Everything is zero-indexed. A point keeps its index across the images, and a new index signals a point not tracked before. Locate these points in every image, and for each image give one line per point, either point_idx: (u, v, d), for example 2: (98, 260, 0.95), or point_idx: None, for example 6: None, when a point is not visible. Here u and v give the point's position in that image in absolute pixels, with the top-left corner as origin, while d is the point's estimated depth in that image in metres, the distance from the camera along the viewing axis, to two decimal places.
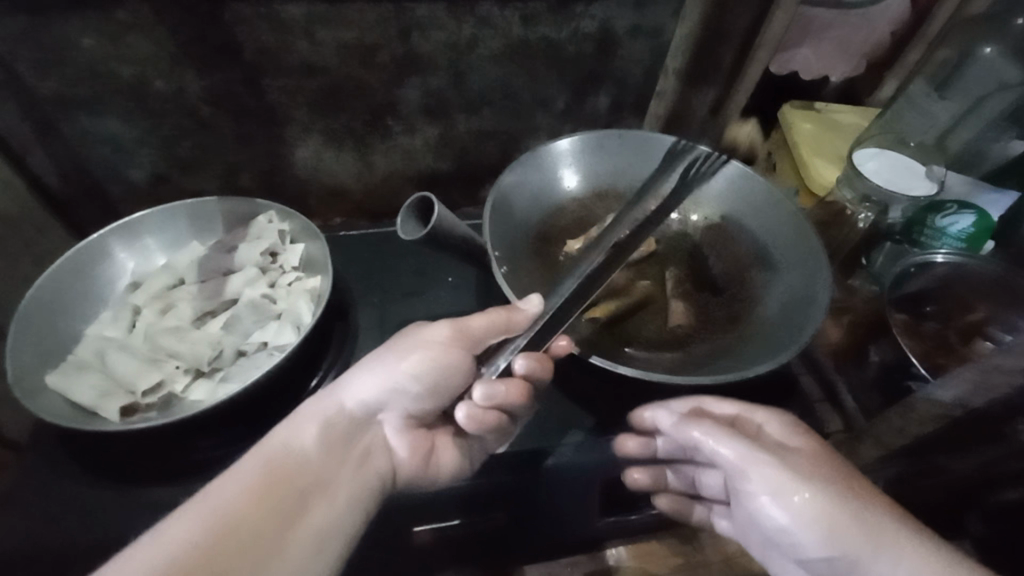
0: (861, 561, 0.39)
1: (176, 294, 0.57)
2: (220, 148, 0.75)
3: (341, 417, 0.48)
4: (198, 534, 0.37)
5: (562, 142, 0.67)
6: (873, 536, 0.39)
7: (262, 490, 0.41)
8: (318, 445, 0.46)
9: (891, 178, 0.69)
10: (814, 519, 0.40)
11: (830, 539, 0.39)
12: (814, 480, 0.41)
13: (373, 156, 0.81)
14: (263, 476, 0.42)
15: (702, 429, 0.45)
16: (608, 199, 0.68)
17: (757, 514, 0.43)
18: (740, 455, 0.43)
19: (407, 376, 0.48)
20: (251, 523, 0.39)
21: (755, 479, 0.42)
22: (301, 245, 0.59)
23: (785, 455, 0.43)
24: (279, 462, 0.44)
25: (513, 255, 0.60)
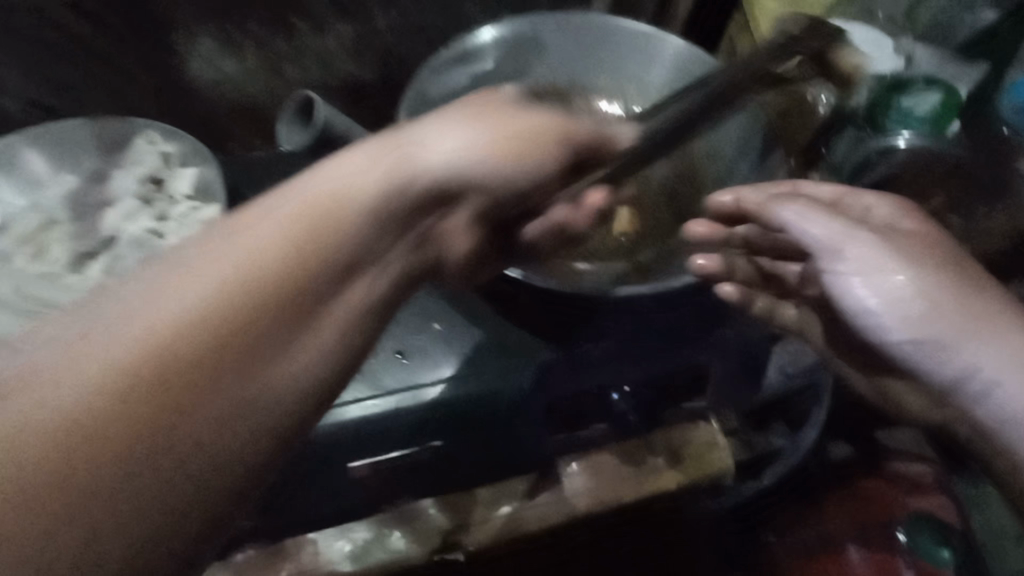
0: (953, 344, 0.42)
1: (48, 236, 0.49)
2: (100, 63, 0.64)
3: (359, 208, 0.32)
4: (187, 307, 0.26)
5: (483, 33, 0.58)
6: (982, 321, 0.41)
7: (211, 319, 0.26)
8: (271, 282, 0.28)
9: (863, 51, 0.62)
10: (903, 297, 0.43)
11: (920, 322, 0.42)
12: (911, 264, 0.43)
13: (283, 67, 0.70)
14: (297, 220, 0.30)
15: (796, 210, 0.46)
16: (549, 96, 0.59)
17: (840, 296, 0.46)
18: (839, 231, 0.45)
19: (460, 151, 0.38)
20: (227, 314, 0.26)
21: (847, 253, 0.44)
22: (192, 169, 0.51)
23: (890, 237, 0.44)
24: (204, 284, 0.27)
25: None
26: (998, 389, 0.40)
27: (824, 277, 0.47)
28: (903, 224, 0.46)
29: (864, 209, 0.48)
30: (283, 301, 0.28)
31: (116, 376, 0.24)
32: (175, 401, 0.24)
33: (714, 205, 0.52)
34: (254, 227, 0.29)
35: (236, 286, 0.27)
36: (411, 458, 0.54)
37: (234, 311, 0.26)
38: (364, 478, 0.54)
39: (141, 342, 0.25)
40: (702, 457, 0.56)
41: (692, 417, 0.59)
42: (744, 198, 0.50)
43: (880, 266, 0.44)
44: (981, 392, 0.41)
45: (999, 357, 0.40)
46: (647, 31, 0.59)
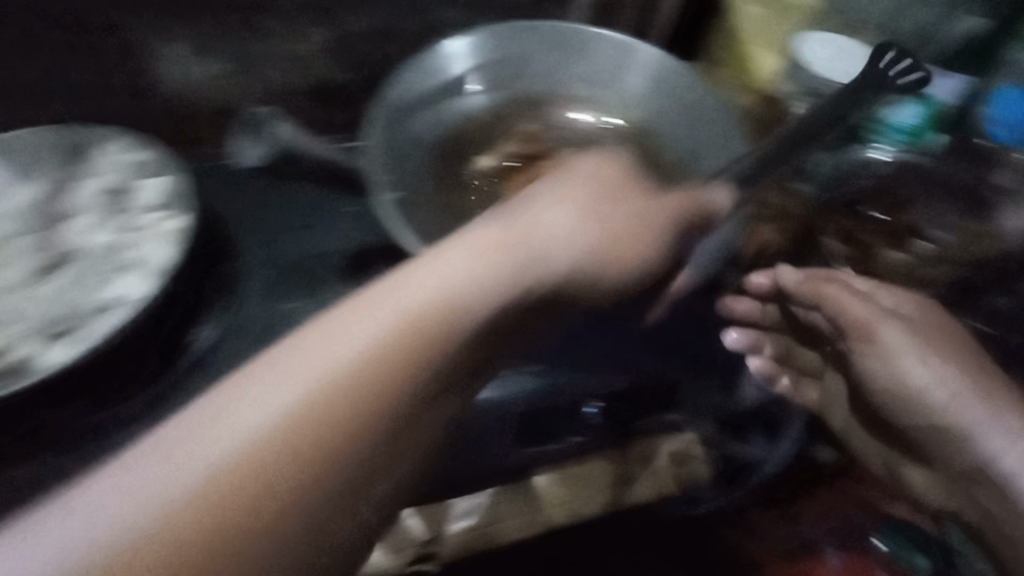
0: (980, 429, 0.49)
1: (13, 248, 0.49)
2: (63, 67, 0.61)
3: (432, 320, 0.32)
4: (279, 428, 0.27)
5: (457, 39, 0.57)
6: (992, 406, 0.49)
7: (296, 441, 0.27)
8: (290, 454, 0.27)
9: (834, 67, 0.64)
10: (942, 382, 0.53)
11: (967, 410, 0.50)
12: (936, 353, 0.54)
13: (256, 69, 0.69)
14: (393, 341, 0.31)
15: (837, 286, 0.59)
16: (521, 105, 0.61)
17: (878, 373, 0.57)
18: (871, 313, 0.57)
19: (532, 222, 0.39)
20: (332, 438, 0.28)
21: (903, 348, 0.55)
22: (153, 179, 0.51)
23: (911, 324, 0.56)
24: (284, 422, 0.28)
25: (407, 175, 0.52)
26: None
27: (850, 340, 0.59)
28: (947, 325, 0.57)
29: (889, 303, 0.58)
30: (342, 440, 0.28)
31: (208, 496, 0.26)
32: (291, 500, 0.27)
33: (679, 281, 0.55)
34: (213, 415, 0.27)
35: (305, 419, 0.28)
36: None
37: (290, 443, 0.27)
38: None
39: (218, 482, 0.26)
40: (678, 465, 0.59)
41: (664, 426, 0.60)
42: (688, 276, 0.55)
43: (918, 354, 0.54)
44: (999, 478, 0.47)
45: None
46: (623, 39, 0.59)
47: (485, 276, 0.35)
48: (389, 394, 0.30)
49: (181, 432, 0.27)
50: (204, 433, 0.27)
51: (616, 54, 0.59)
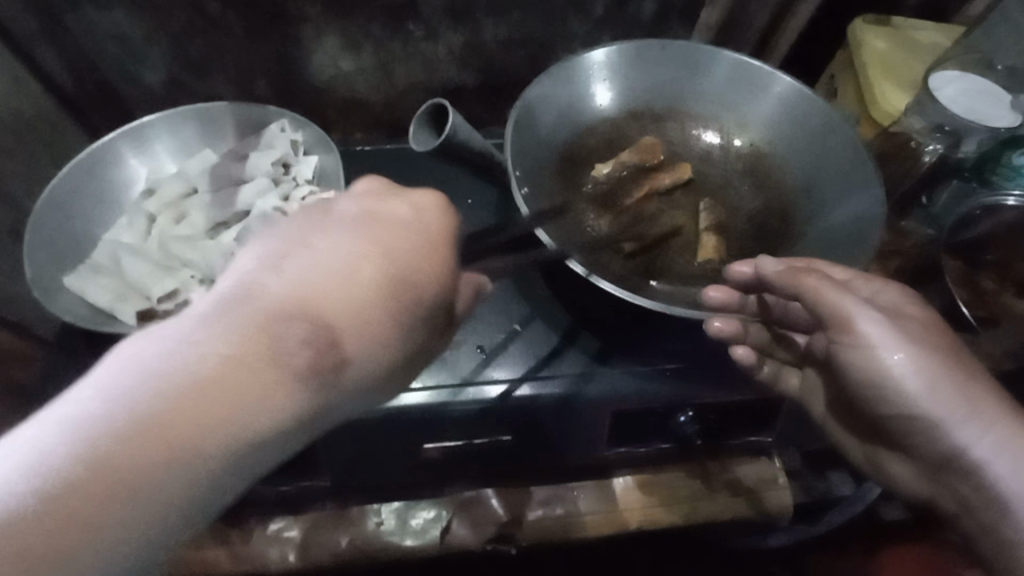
0: (949, 423, 0.41)
1: (189, 203, 0.57)
2: (233, 50, 0.69)
3: (325, 300, 0.31)
4: (107, 434, 0.25)
5: (595, 52, 0.61)
6: (968, 400, 0.41)
7: (99, 464, 0.24)
8: (110, 460, 0.24)
9: (969, 106, 0.61)
10: (908, 374, 0.42)
11: (923, 393, 0.42)
12: (911, 342, 0.42)
13: (393, 65, 0.75)
14: (231, 360, 0.28)
15: (817, 278, 0.43)
16: (645, 119, 0.63)
17: (845, 365, 0.45)
18: (845, 309, 0.43)
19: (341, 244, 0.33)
20: (153, 452, 0.25)
21: (859, 333, 0.43)
22: (315, 157, 0.58)
23: (894, 318, 0.43)
24: (193, 372, 0.27)
25: (535, 174, 0.56)
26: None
27: (833, 344, 0.45)
28: (906, 308, 0.44)
29: (868, 292, 0.45)
30: (240, 393, 0.27)
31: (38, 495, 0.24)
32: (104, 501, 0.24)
33: (731, 274, 0.47)
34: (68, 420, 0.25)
35: (223, 380, 0.27)
36: (476, 447, 0.55)
37: (222, 407, 0.27)
38: (432, 459, 0.55)
39: (123, 429, 0.25)
40: (761, 489, 0.61)
41: (752, 452, 0.61)
42: (761, 271, 0.45)
43: (885, 345, 0.42)
44: (970, 470, 0.41)
45: (1002, 436, 0.40)
46: (756, 65, 0.60)
47: (323, 297, 0.31)
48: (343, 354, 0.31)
49: (139, 376, 0.26)
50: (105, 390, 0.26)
51: (746, 80, 0.61)
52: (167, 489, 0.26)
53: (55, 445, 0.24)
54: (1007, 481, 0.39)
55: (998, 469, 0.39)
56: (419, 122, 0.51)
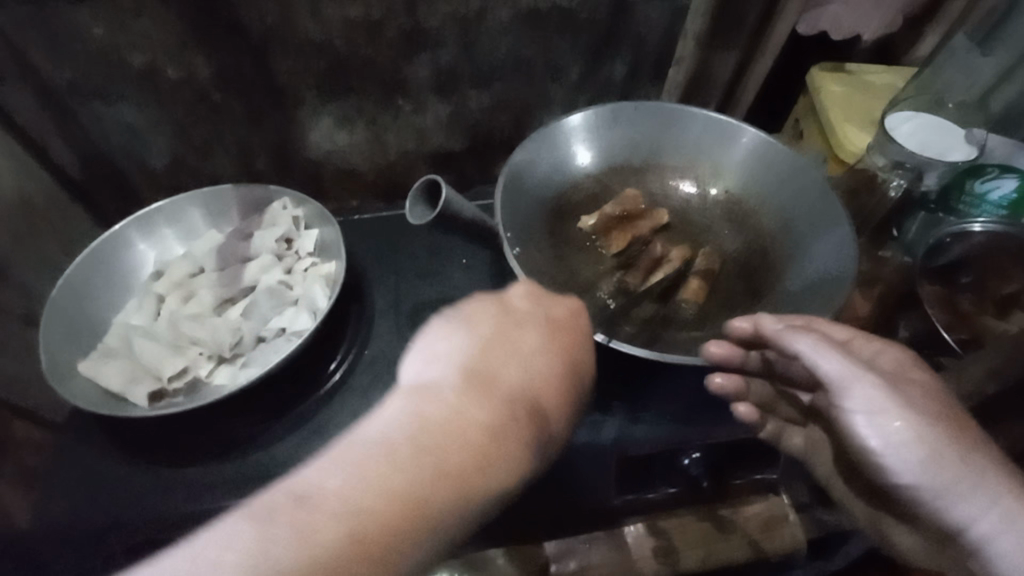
0: (952, 497, 0.41)
1: (196, 282, 0.60)
2: (234, 132, 0.73)
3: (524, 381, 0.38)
4: (405, 484, 0.31)
5: (575, 117, 0.65)
6: (972, 473, 0.41)
7: (398, 507, 0.30)
8: (406, 508, 0.30)
9: (925, 143, 0.66)
10: (906, 443, 0.41)
11: (925, 465, 0.41)
12: (913, 413, 0.42)
13: (385, 136, 0.79)
14: (485, 428, 0.35)
15: (807, 342, 0.44)
16: (625, 174, 0.67)
17: (842, 431, 0.44)
18: (844, 372, 0.43)
19: (539, 340, 0.41)
20: (436, 503, 0.31)
21: (856, 396, 0.42)
22: (316, 230, 0.61)
23: (897, 386, 0.43)
24: (453, 434, 0.34)
25: (525, 234, 0.59)
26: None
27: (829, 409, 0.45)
28: (908, 373, 0.45)
29: (866, 355, 0.47)
30: (486, 458, 0.33)
31: (348, 530, 0.29)
32: (399, 540, 0.30)
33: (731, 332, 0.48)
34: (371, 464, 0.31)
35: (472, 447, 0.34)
36: (486, 505, 0.55)
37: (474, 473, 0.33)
38: None
39: (415, 476, 0.31)
40: (768, 528, 0.60)
41: (761, 490, 0.61)
42: (759, 328, 0.46)
43: (883, 411, 0.42)
44: (975, 545, 0.41)
45: (1007, 511, 0.40)
46: (723, 119, 0.65)
47: (535, 381, 0.39)
48: (547, 429, 0.38)
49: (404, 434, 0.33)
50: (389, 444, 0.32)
51: (715, 133, 0.66)
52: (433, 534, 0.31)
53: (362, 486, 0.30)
54: (1009, 559, 0.39)
55: (1003, 546, 0.39)
56: (414, 197, 0.54)
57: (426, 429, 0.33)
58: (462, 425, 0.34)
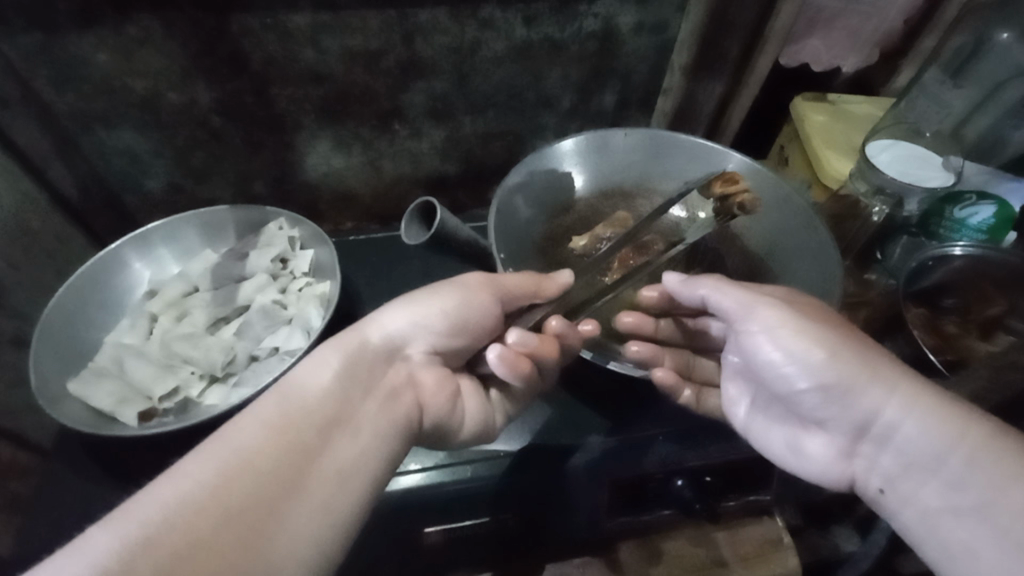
0: (855, 389, 0.43)
1: (190, 301, 0.60)
2: (233, 158, 0.75)
3: (363, 348, 0.46)
4: (259, 441, 0.37)
5: (565, 142, 0.67)
6: (868, 366, 0.43)
7: (251, 465, 0.36)
8: (256, 460, 0.36)
9: (905, 169, 0.68)
10: (807, 350, 0.45)
11: (827, 365, 0.44)
12: (809, 324, 0.45)
13: (381, 161, 0.81)
14: (324, 396, 0.42)
15: (707, 283, 0.51)
16: (615, 197, 0.69)
17: (752, 351, 0.49)
18: (743, 303, 0.49)
19: (436, 314, 0.49)
20: (281, 455, 0.37)
21: (758, 317, 0.47)
22: (311, 251, 0.62)
23: (793, 303, 0.47)
24: (294, 406, 0.40)
25: (519, 255, 0.61)
26: (947, 495, 0.40)
27: (739, 338, 0.50)
28: (799, 295, 0.49)
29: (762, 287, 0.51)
30: (330, 404, 0.41)
31: (217, 486, 0.35)
32: (261, 497, 0.35)
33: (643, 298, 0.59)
34: (220, 440, 0.37)
35: (315, 394, 0.42)
36: (478, 528, 0.54)
37: (325, 408, 0.41)
38: (433, 544, 0.54)
39: (264, 441, 0.38)
40: (763, 553, 0.60)
41: (754, 512, 0.61)
42: (667, 286, 0.54)
43: (778, 325, 0.46)
44: (885, 436, 0.43)
45: (905, 401, 0.42)
46: (706, 144, 0.67)
47: (376, 346, 0.47)
48: (393, 375, 0.46)
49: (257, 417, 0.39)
50: (234, 421, 0.38)
51: (700, 157, 0.68)
52: (289, 480, 0.37)
53: (220, 459, 0.36)
54: (915, 441, 0.41)
55: (907, 433, 0.42)
56: (409, 219, 0.55)
57: (270, 406, 0.40)
58: (303, 395, 0.41)
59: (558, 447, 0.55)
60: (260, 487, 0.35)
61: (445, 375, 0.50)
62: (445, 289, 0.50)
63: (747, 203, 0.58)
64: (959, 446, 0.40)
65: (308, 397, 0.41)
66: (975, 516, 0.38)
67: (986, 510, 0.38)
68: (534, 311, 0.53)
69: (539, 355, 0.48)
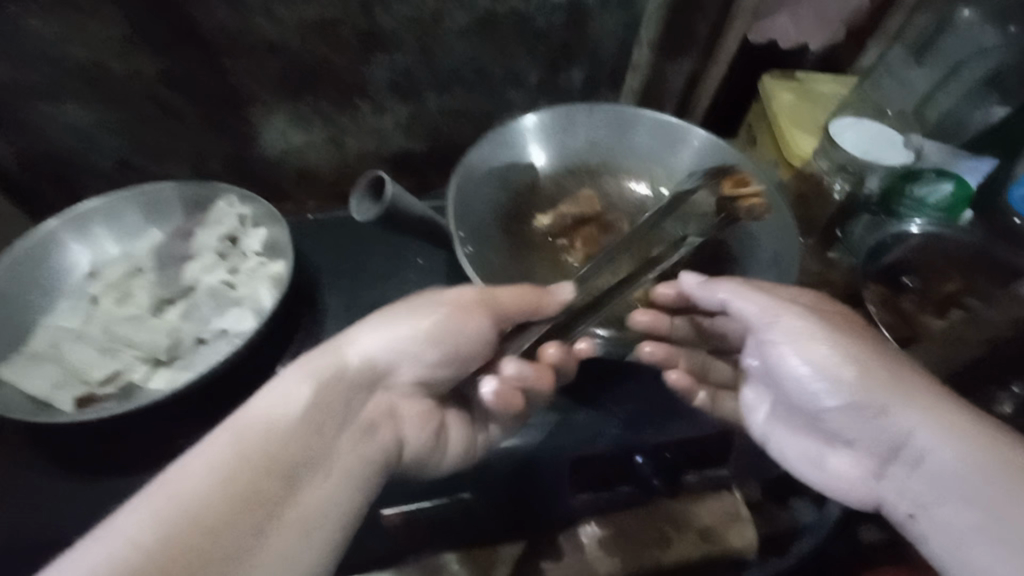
0: (884, 409, 0.46)
1: (134, 282, 0.58)
2: (187, 135, 0.71)
3: (341, 374, 0.46)
4: (223, 480, 0.38)
5: (528, 119, 0.66)
6: (898, 387, 0.46)
7: (213, 509, 0.36)
8: (219, 504, 0.37)
9: (869, 147, 0.68)
10: (833, 365, 0.48)
11: (855, 382, 0.47)
12: (836, 337, 0.49)
13: (344, 138, 0.78)
14: (290, 432, 0.42)
15: (729, 290, 0.52)
16: (580, 175, 0.68)
17: (778, 362, 0.52)
18: (766, 314, 0.51)
19: (422, 335, 0.49)
20: (242, 499, 0.38)
21: (782, 329, 0.50)
22: (262, 229, 0.59)
23: (822, 317, 0.50)
24: (263, 444, 0.40)
25: (480, 234, 0.60)
26: (963, 517, 0.42)
27: (765, 350, 0.52)
28: (824, 306, 0.52)
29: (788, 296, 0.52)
30: (298, 444, 0.42)
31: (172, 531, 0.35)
32: (218, 544, 0.36)
33: (657, 295, 0.56)
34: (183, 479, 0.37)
35: (286, 430, 0.42)
36: (441, 510, 0.55)
37: (295, 445, 0.41)
38: (392, 527, 0.54)
39: (228, 482, 0.38)
40: (727, 526, 0.60)
41: (715, 487, 0.61)
42: (682, 287, 0.55)
43: (808, 338, 0.49)
44: (915, 457, 0.46)
45: (930, 424, 0.44)
46: (672, 121, 0.65)
47: (350, 375, 0.47)
48: (364, 409, 0.47)
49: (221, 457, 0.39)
50: (198, 458, 0.39)
51: (665, 135, 0.66)
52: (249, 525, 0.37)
53: (176, 501, 0.36)
54: (942, 466, 0.44)
55: (936, 454, 0.44)
56: (359, 194, 0.53)
57: (235, 444, 0.40)
58: (268, 433, 0.41)
59: (557, 444, 0.56)
60: (225, 529, 0.36)
61: (426, 411, 0.52)
62: (436, 304, 0.50)
63: (755, 207, 0.58)
64: (978, 472, 0.42)
65: (272, 437, 0.41)
66: (987, 539, 0.40)
67: (996, 535, 0.40)
68: (530, 328, 0.52)
69: (533, 386, 0.49)
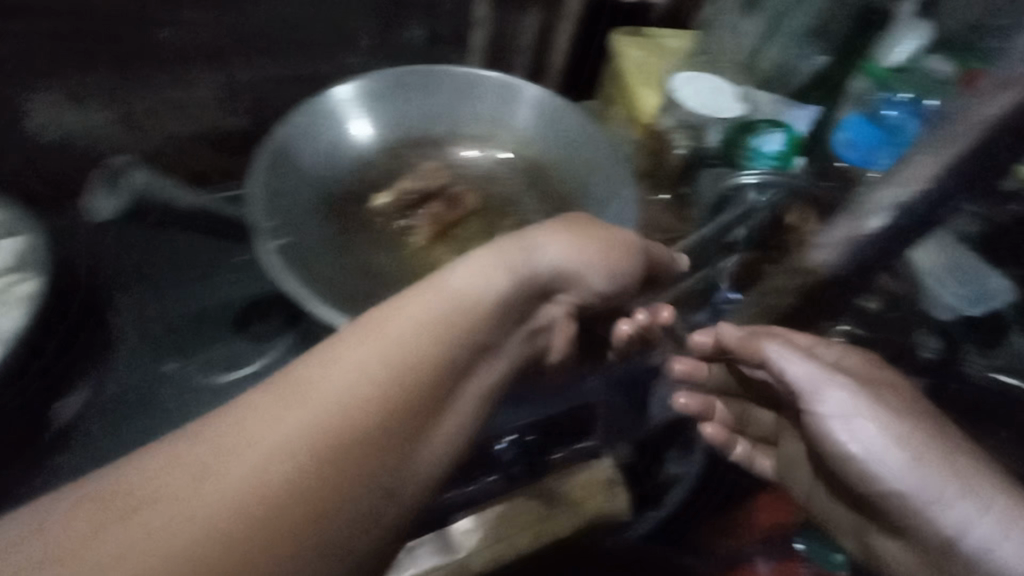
0: (939, 498, 0.38)
1: None
2: None
3: (479, 307, 0.40)
4: (243, 466, 0.30)
5: (341, 89, 0.58)
6: (959, 478, 0.38)
7: (224, 511, 0.28)
8: (235, 502, 0.28)
9: (703, 102, 0.68)
10: (888, 443, 0.40)
11: (912, 464, 0.39)
12: (888, 411, 0.41)
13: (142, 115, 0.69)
14: (373, 393, 0.34)
15: (775, 346, 0.44)
16: (414, 145, 0.62)
17: (820, 438, 0.43)
18: (814, 378, 0.42)
19: (548, 261, 0.46)
20: (282, 492, 0.29)
21: (830, 400, 0.41)
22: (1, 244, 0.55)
23: (874, 390, 0.42)
24: (315, 417, 0.32)
25: (294, 222, 0.52)
26: None
27: (805, 419, 0.44)
28: (875, 374, 0.44)
29: (832, 358, 0.45)
30: (372, 406, 0.33)
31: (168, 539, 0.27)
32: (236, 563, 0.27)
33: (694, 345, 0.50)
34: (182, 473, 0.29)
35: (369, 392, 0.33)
36: None
37: (352, 411, 0.33)
38: None
39: (251, 474, 0.29)
40: (602, 493, 0.55)
41: (586, 457, 0.59)
42: (719, 337, 0.48)
43: (861, 414, 0.41)
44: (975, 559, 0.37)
45: (998, 517, 0.37)
46: (500, 77, 0.61)
47: (479, 314, 0.40)
48: (482, 360, 0.40)
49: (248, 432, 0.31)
50: (201, 436, 0.31)
51: (496, 93, 0.62)
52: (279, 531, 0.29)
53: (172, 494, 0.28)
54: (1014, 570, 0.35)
55: (1006, 553, 0.36)
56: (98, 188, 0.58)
57: (284, 412, 0.32)
58: (332, 396, 0.33)
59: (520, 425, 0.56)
60: (245, 538, 0.28)
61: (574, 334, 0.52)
62: (521, 241, 0.45)
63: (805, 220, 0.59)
64: None
65: (346, 399, 0.33)
66: None
67: None
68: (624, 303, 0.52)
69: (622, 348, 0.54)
